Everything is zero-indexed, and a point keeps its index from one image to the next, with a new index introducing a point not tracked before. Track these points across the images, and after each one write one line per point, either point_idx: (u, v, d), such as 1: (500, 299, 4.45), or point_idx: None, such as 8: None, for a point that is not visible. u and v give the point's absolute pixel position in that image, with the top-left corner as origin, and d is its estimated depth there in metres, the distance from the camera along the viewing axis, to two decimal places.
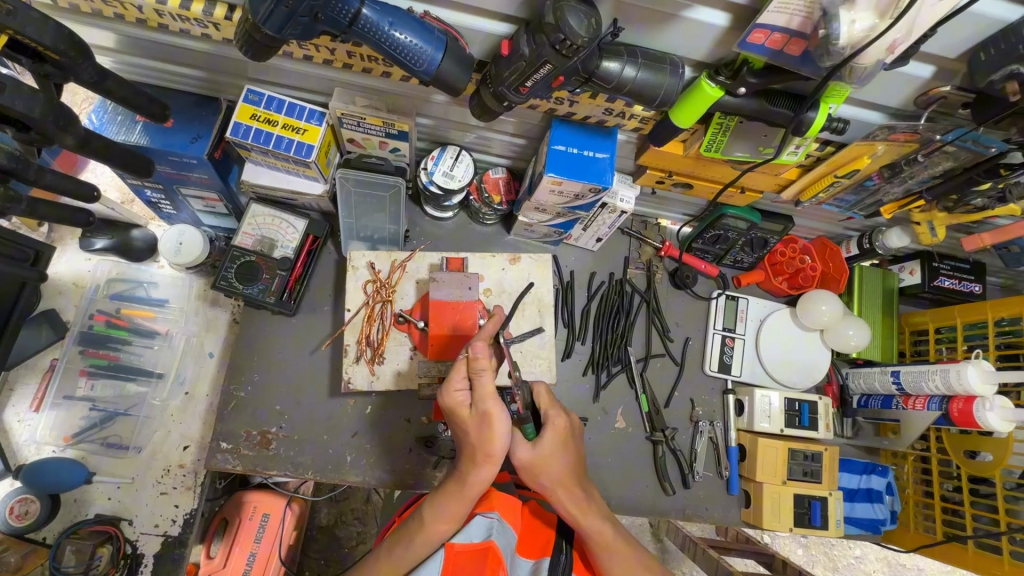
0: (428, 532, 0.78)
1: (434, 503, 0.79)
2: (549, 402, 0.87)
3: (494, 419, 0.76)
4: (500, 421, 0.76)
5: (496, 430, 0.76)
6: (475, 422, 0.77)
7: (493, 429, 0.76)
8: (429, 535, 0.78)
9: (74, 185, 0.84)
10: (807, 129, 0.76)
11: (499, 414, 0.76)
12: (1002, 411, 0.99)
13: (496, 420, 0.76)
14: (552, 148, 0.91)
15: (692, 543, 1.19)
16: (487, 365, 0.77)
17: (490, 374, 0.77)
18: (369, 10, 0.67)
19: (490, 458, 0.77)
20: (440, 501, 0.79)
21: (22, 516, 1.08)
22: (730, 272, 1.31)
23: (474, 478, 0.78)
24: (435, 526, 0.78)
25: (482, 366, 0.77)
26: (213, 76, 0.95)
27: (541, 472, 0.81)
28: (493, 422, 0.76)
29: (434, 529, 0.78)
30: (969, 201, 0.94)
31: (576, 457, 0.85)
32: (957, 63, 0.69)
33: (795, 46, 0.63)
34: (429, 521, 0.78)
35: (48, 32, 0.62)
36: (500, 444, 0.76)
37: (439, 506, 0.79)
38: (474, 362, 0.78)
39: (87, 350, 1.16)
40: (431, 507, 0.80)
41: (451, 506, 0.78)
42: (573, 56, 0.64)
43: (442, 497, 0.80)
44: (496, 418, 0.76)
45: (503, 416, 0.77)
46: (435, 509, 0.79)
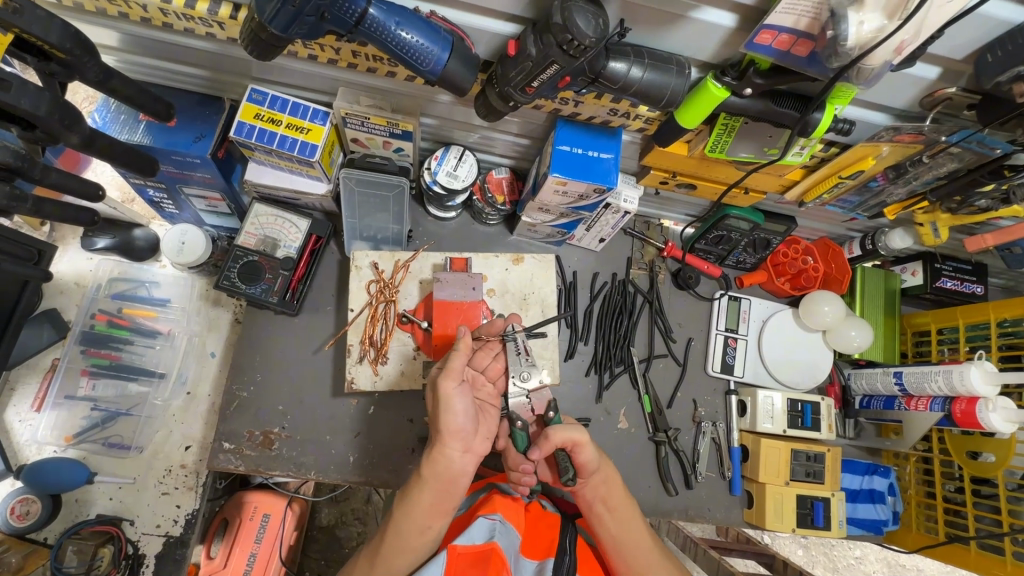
0: (399, 526, 0.77)
1: (403, 497, 0.78)
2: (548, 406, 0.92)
3: (444, 395, 0.75)
4: (458, 401, 0.76)
5: (448, 406, 0.75)
6: (434, 403, 0.79)
7: (444, 405, 0.75)
8: (401, 529, 0.77)
9: (78, 184, 0.84)
10: (813, 130, 0.75)
11: (452, 390, 0.76)
12: (1004, 412, 1.00)
13: (449, 397, 0.76)
14: (556, 149, 0.91)
15: (694, 543, 1.19)
16: (462, 347, 0.81)
17: (458, 355, 0.79)
18: (376, 10, 0.67)
19: (443, 434, 0.76)
20: (408, 495, 0.78)
21: (23, 516, 1.07)
22: (733, 272, 1.31)
23: (433, 461, 0.77)
24: (406, 522, 0.77)
25: (457, 347, 0.80)
26: (217, 75, 0.95)
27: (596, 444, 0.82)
28: (443, 398, 0.75)
29: (407, 525, 0.77)
30: (973, 202, 0.94)
31: None
32: (963, 65, 0.69)
33: (802, 47, 0.62)
34: (399, 516, 0.77)
35: (54, 30, 0.62)
36: (452, 420, 0.76)
37: (406, 500, 0.78)
38: (452, 345, 0.81)
39: (89, 350, 1.15)
40: (400, 502, 0.79)
41: (421, 497, 0.77)
42: (580, 56, 0.64)
43: (407, 492, 0.79)
44: (449, 394, 0.76)
45: (459, 394, 0.76)
46: (404, 505, 0.77)
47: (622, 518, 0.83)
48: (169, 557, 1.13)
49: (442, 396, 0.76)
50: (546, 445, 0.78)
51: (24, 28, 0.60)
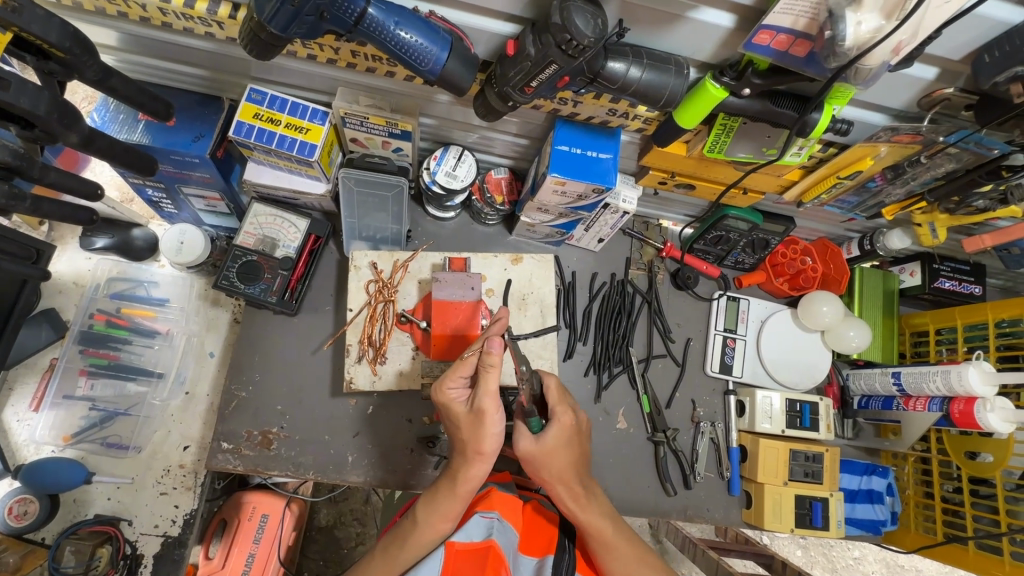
0: (422, 531, 0.77)
1: (429, 505, 0.78)
2: (559, 397, 0.83)
3: (487, 419, 0.74)
4: (495, 421, 0.75)
5: (492, 430, 0.75)
6: (469, 421, 0.76)
7: (487, 429, 0.75)
8: (423, 534, 0.77)
9: (77, 183, 0.84)
10: (812, 130, 0.75)
11: (494, 414, 0.75)
12: (1002, 412, 1.00)
13: (491, 420, 0.75)
14: (555, 149, 0.91)
15: (692, 543, 1.19)
16: (497, 362, 0.75)
17: (496, 374, 0.74)
18: (375, 10, 0.67)
19: (479, 454, 0.76)
20: (435, 501, 0.77)
21: (20, 516, 1.07)
22: (731, 272, 1.31)
23: (467, 476, 0.77)
24: (428, 528, 0.77)
25: (490, 363, 0.74)
26: (216, 75, 0.95)
27: (541, 464, 0.79)
28: (486, 422, 0.75)
29: (428, 531, 0.77)
30: (971, 202, 0.94)
31: (581, 451, 0.82)
32: (960, 66, 0.70)
33: (800, 47, 0.63)
34: (423, 523, 0.77)
35: (53, 29, 0.62)
36: (493, 441, 0.76)
37: (433, 507, 0.77)
38: (486, 358, 0.75)
39: (88, 350, 1.15)
40: (425, 507, 0.78)
41: (448, 506, 0.77)
42: (579, 56, 0.64)
43: (433, 496, 0.78)
44: (490, 418, 0.75)
45: (497, 416, 0.76)
46: (430, 513, 0.77)
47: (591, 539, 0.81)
48: (168, 558, 1.13)
49: (481, 416, 0.75)
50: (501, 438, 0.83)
51: (24, 27, 0.60)
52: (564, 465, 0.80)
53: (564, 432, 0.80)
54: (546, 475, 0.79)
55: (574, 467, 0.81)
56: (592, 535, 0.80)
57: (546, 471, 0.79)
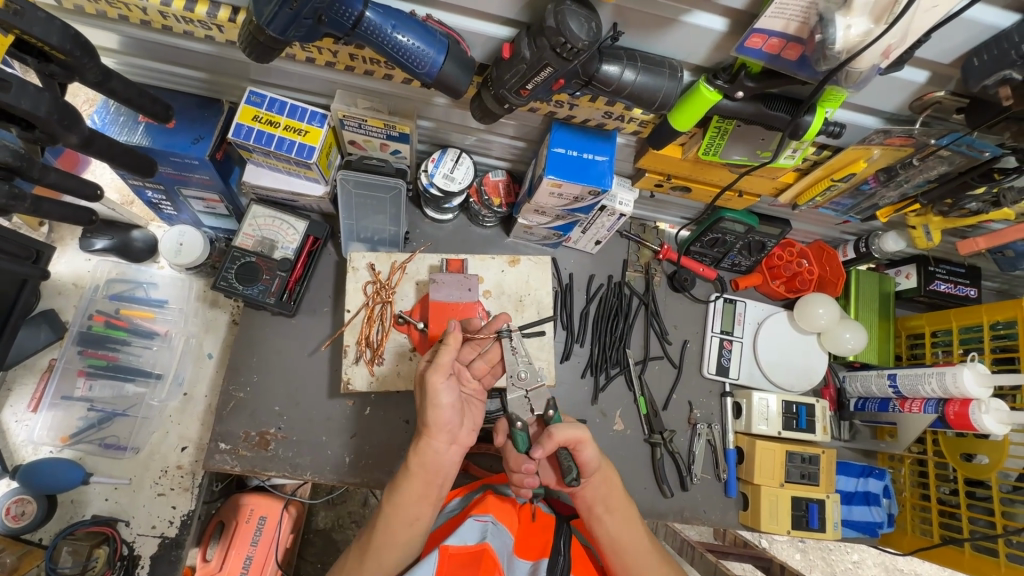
0: (389, 518, 0.77)
1: (390, 491, 0.79)
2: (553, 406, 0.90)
3: (433, 389, 0.77)
4: (444, 395, 0.78)
5: (436, 400, 0.77)
6: (422, 393, 0.80)
7: (433, 399, 0.77)
8: (390, 523, 0.77)
9: (77, 183, 0.84)
10: (804, 133, 0.77)
11: (441, 383, 0.77)
12: (997, 414, 1.00)
13: (438, 392, 0.77)
14: (551, 151, 0.92)
15: (689, 545, 1.19)
16: (454, 341, 0.80)
17: (447, 348, 0.79)
18: (373, 13, 0.67)
19: (429, 427, 0.78)
20: (396, 487, 0.79)
21: (18, 517, 1.07)
22: (728, 275, 1.33)
23: (419, 453, 0.79)
24: (391, 514, 0.77)
25: (448, 341, 0.80)
26: (215, 77, 0.96)
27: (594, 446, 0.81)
28: (432, 390, 0.77)
29: (393, 518, 0.77)
30: (964, 205, 0.94)
31: None
32: (951, 70, 0.71)
33: (792, 50, 0.64)
34: (387, 511, 0.77)
35: (55, 32, 0.63)
36: (443, 412, 0.78)
37: (394, 491, 0.78)
38: (443, 338, 0.80)
39: (86, 350, 1.16)
40: (386, 496, 0.79)
41: (409, 490, 0.78)
42: (573, 59, 0.65)
43: (395, 484, 0.79)
44: (437, 389, 0.77)
45: (448, 389, 0.78)
46: (392, 499, 0.78)
47: (620, 522, 0.82)
48: (164, 559, 1.13)
49: (430, 390, 0.77)
50: (550, 442, 0.77)
51: (26, 29, 0.61)
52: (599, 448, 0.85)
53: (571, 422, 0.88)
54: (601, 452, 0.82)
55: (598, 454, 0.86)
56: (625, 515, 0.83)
57: (596, 450, 0.83)
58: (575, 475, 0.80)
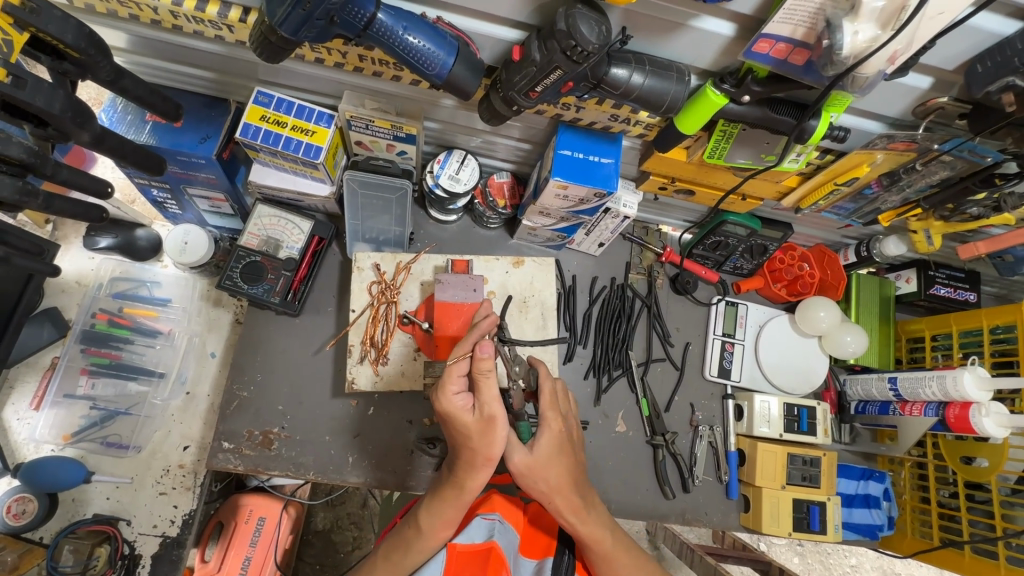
0: (429, 538, 0.76)
1: (433, 511, 0.76)
2: (551, 402, 0.80)
3: (499, 425, 0.71)
4: (503, 428, 0.72)
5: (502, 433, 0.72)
6: (478, 429, 0.72)
7: (499, 435, 0.71)
8: (428, 542, 0.76)
9: (88, 181, 0.84)
10: (809, 137, 0.77)
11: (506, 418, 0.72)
12: (997, 417, 1.00)
13: (501, 426, 0.72)
14: (558, 153, 0.93)
15: (689, 547, 1.19)
16: (492, 367, 0.72)
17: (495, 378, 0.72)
18: (385, 14, 0.68)
19: (487, 461, 0.72)
20: (441, 507, 0.76)
21: (19, 515, 1.07)
22: (730, 278, 1.34)
23: (474, 480, 0.75)
24: (433, 531, 0.76)
25: (487, 369, 0.72)
26: (224, 77, 0.96)
27: (535, 478, 0.76)
28: (498, 429, 0.71)
29: (434, 534, 0.76)
30: (965, 210, 0.95)
31: (576, 462, 0.79)
32: (954, 76, 0.72)
33: (799, 55, 0.65)
34: (426, 531, 0.76)
35: (69, 30, 0.64)
36: (504, 448, 0.72)
37: (439, 513, 0.76)
38: (478, 363, 0.72)
39: (89, 349, 1.16)
40: (429, 515, 0.76)
41: (455, 512, 0.75)
42: (584, 62, 0.66)
43: (438, 504, 0.76)
44: (501, 424, 0.72)
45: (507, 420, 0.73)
46: (436, 519, 0.76)
47: (590, 552, 0.78)
48: (165, 559, 1.13)
49: (491, 423, 0.71)
50: None
51: (41, 27, 0.62)
52: (558, 479, 0.76)
53: (556, 440, 0.78)
54: (546, 487, 0.76)
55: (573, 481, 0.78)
56: (589, 545, 0.77)
57: (541, 482, 0.76)
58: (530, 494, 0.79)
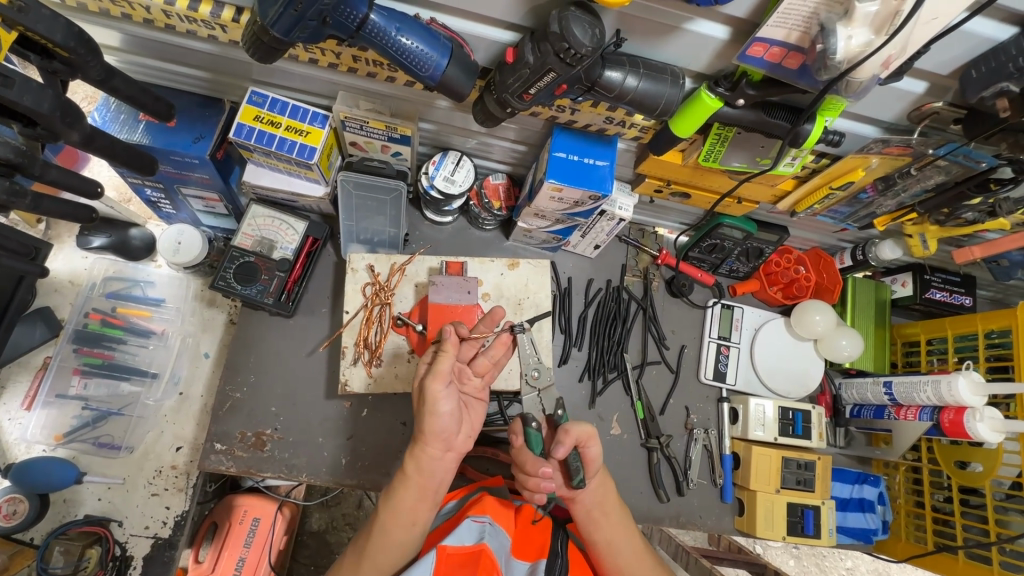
0: (383, 526, 0.77)
1: (387, 495, 0.79)
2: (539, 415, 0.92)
3: (432, 398, 0.75)
4: (444, 403, 0.75)
5: (434, 408, 0.75)
6: (419, 397, 0.78)
7: (431, 407, 0.75)
8: (385, 531, 0.77)
9: (78, 181, 0.84)
10: (804, 141, 0.77)
11: (440, 393, 0.75)
12: (991, 422, 0.99)
13: (437, 400, 0.75)
14: (552, 156, 0.93)
15: (683, 551, 1.18)
16: (449, 348, 0.78)
17: (447, 356, 0.77)
18: (377, 16, 0.68)
19: (425, 434, 0.77)
20: (393, 491, 0.79)
21: (9, 515, 1.05)
22: (726, 280, 1.33)
23: (415, 458, 0.78)
24: (389, 518, 0.77)
25: (444, 349, 0.78)
26: (217, 77, 0.96)
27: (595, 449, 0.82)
28: (431, 400, 0.75)
29: (391, 520, 0.77)
30: (960, 214, 0.95)
31: None
32: (949, 81, 0.72)
33: (793, 59, 0.65)
34: (382, 514, 0.78)
35: (58, 29, 0.63)
36: (437, 421, 0.76)
37: (391, 497, 0.78)
38: (440, 345, 0.79)
39: (81, 349, 1.14)
40: (383, 499, 0.79)
41: (406, 495, 0.78)
42: (576, 64, 0.65)
43: (391, 488, 0.79)
44: (437, 398, 0.75)
45: (445, 397, 0.76)
46: (388, 501, 0.78)
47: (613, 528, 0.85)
48: (158, 559, 1.13)
49: (429, 398, 0.75)
50: (566, 437, 0.79)
51: (30, 26, 0.61)
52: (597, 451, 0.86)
53: None
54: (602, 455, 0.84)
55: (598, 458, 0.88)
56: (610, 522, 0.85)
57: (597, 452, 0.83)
58: (582, 476, 0.81)
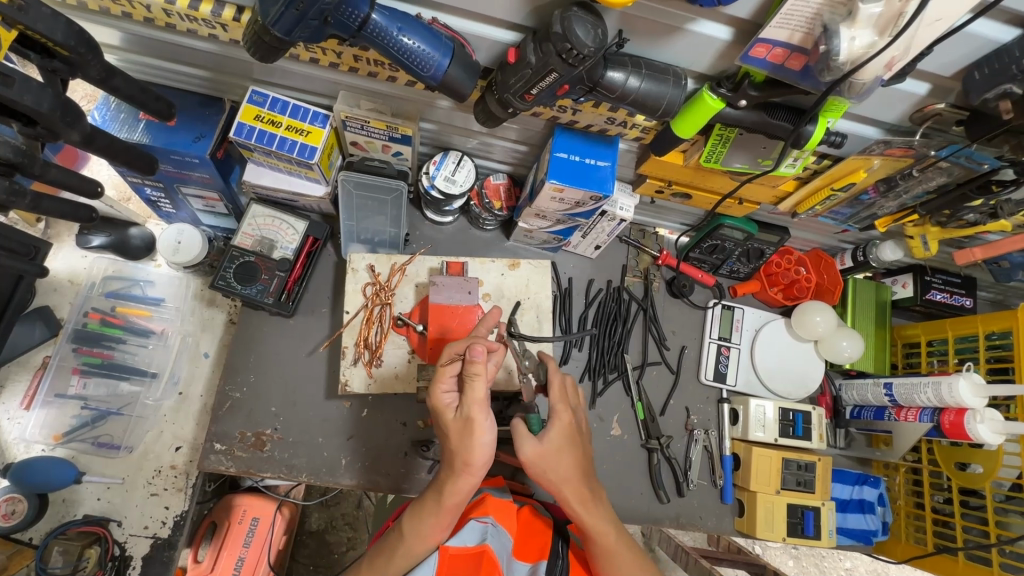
0: (410, 544, 0.77)
1: (416, 517, 0.78)
2: (561, 395, 0.83)
3: (476, 428, 0.72)
4: (487, 433, 0.73)
5: (480, 439, 0.73)
6: (458, 428, 0.74)
7: (477, 439, 0.72)
8: (411, 549, 0.77)
9: (78, 181, 0.84)
10: (806, 142, 0.77)
11: (484, 422, 0.73)
12: (992, 423, 1.00)
13: (480, 429, 0.73)
14: (553, 156, 0.93)
15: (683, 551, 1.08)
16: (481, 371, 0.73)
17: (482, 382, 0.73)
18: (379, 15, 0.67)
19: (466, 466, 0.74)
20: (424, 514, 0.77)
21: (8, 515, 1.05)
22: (726, 281, 1.33)
23: (453, 488, 0.76)
24: (416, 538, 0.77)
25: (476, 372, 0.73)
26: (217, 76, 0.95)
27: (543, 468, 0.78)
28: (475, 430, 0.72)
29: (419, 541, 0.77)
30: (962, 216, 0.95)
31: (584, 451, 0.82)
32: (952, 83, 0.71)
33: (795, 60, 0.65)
34: (411, 535, 0.77)
35: (59, 28, 0.63)
36: (482, 453, 0.73)
37: (421, 520, 0.77)
38: (469, 365, 0.73)
39: (81, 348, 1.14)
40: (412, 520, 0.78)
41: (437, 520, 0.76)
42: (578, 65, 0.65)
43: (420, 510, 0.78)
44: (479, 427, 0.73)
45: (487, 424, 0.74)
46: (419, 525, 0.77)
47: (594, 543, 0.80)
48: (157, 559, 1.13)
49: (473, 428, 0.72)
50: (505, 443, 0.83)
51: (29, 25, 0.60)
52: (569, 466, 0.79)
53: (565, 432, 0.80)
54: (556, 476, 0.78)
55: (579, 469, 0.80)
56: (595, 539, 0.79)
57: (551, 472, 0.78)
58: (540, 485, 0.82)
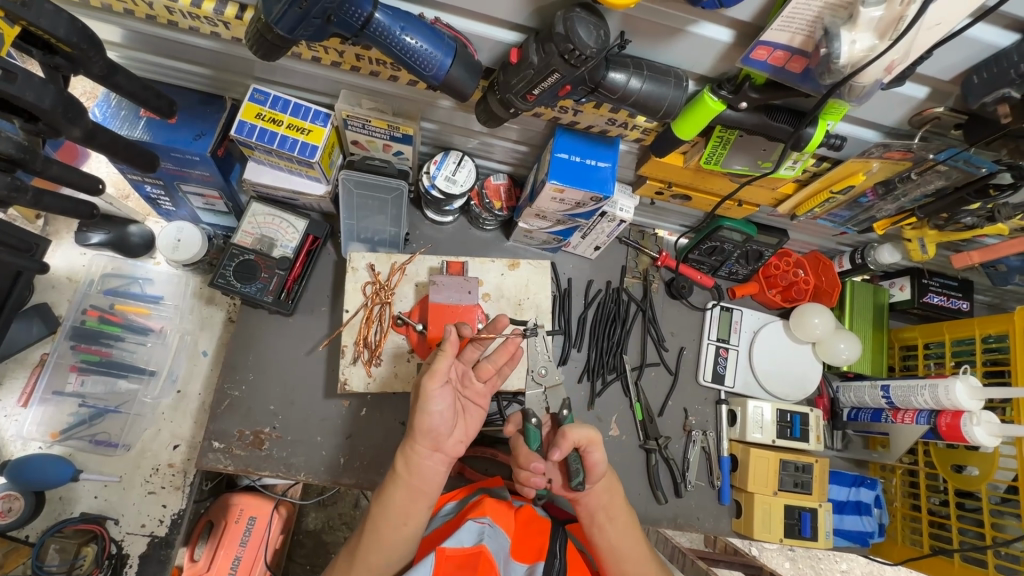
0: (376, 526, 0.77)
1: (378, 494, 0.80)
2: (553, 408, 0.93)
3: (426, 396, 0.76)
4: (436, 402, 0.77)
5: (426, 407, 0.76)
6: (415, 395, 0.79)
7: (423, 405, 0.76)
8: (379, 531, 0.77)
9: (78, 176, 0.83)
10: (806, 145, 0.78)
11: (435, 393, 0.76)
12: (988, 426, 1.00)
13: (429, 400, 0.76)
14: (554, 157, 0.93)
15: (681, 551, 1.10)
16: (449, 347, 0.79)
17: (447, 357, 0.78)
18: (381, 14, 0.68)
19: (415, 432, 0.78)
20: (385, 489, 0.79)
21: (5, 513, 1.05)
22: (725, 283, 1.34)
23: (406, 455, 0.79)
24: (383, 519, 0.77)
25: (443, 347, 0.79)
26: (218, 74, 0.95)
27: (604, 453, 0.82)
28: (424, 398, 0.76)
29: (384, 521, 0.77)
30: (959, 219, 0.96)
31: None
32: (951, 86, 0.72)
33: (796, 63, 0.65)
34: (376, 516, 0.78)
35: (61, 24, 0.63)
36: (428, 419, 0.77)
37: (383, 496, 0.79)
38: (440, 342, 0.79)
39: (79, 345, 1.14)
40: (376, 498, 0.80)
41: (397, 493, 0.78)
42: (580, 65, 0.66)
43: (386, 488, 0.79)
44: (429, 397, 0.77)
45: (439, 398, 0.77)
46: (380, 500, 0.79)
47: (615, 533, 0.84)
48: (153, 558, 1.12)
49: (422, 395, 0.77)
50: (565, 441, 0.80)
51: (32, 21, 0.61)
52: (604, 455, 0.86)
53: None
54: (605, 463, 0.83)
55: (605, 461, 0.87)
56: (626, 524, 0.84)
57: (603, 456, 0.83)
58: (582, 478, 0.81)
